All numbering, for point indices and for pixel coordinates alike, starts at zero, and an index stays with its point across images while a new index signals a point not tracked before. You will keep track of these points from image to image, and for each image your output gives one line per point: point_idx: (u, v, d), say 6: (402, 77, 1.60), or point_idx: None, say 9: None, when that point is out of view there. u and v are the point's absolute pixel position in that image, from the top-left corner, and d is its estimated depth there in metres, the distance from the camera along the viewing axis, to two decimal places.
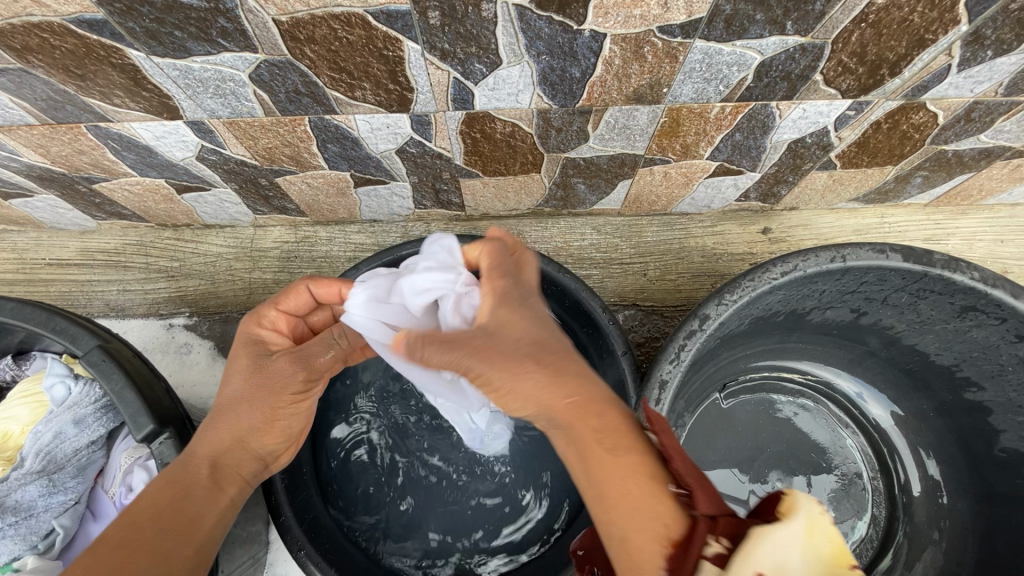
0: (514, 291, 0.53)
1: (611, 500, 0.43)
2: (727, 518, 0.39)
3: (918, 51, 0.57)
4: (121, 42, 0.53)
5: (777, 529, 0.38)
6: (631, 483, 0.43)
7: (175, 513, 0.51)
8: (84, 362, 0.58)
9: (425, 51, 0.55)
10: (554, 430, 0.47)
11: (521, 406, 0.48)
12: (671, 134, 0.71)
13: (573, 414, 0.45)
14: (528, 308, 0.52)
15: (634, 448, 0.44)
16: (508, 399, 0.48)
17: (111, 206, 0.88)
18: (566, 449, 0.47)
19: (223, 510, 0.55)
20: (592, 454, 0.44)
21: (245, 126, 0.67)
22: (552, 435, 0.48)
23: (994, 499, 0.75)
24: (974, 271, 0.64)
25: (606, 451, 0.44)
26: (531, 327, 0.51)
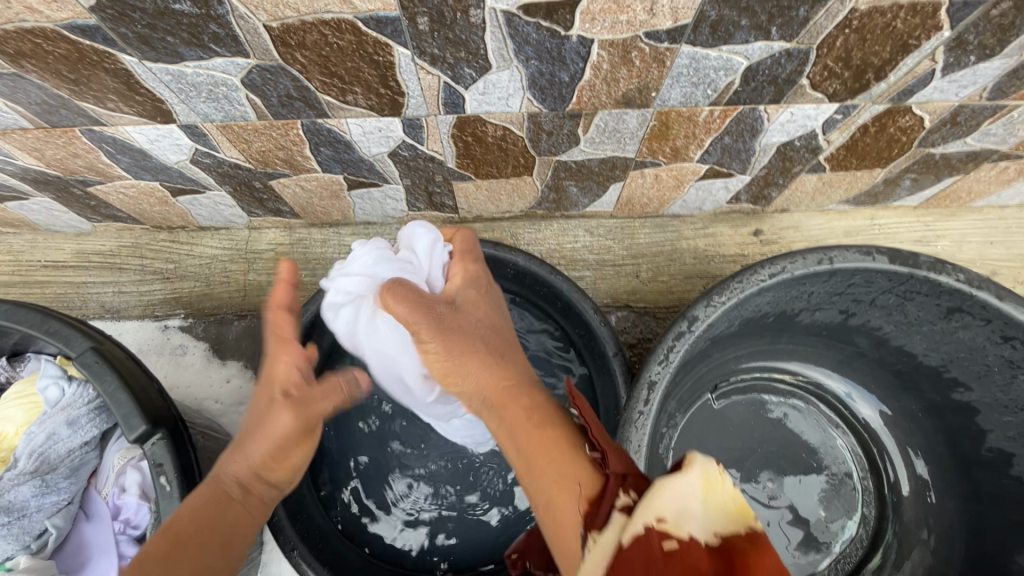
0: (482, 278, 0.68)
1: (535, 468, 0.47)
2: (635, 476, 0.42)
3: (902, 56, 0.58)
4: (114, 47, 0.54)
5: (674, 480, 0.38)
6: (553, 451, 0.47)
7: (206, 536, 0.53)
8: (78, 363, 0.58)
9: (415, 56, 0.56)
10: (489, 413, 0.56)
11: (466, 376, 0.58)
12: (661, 137, 0.72)
13: (507, 396, 0.55)
14: (489, 297, 0.67)
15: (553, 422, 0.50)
16: (457, 368, 0.58)
17: (106, 208, 0.89)
18: (501, 435, 0.54)
19: (248, 529, 0.57)
20: (521, 433, 0.51)
21: (238, 130, 0.68)
22: (487, 420, 0.56)
23: (981, 498, 0.76)
24: (959, 273, 0.65)
25: (532, 424, 0.51)
26: (488, 314, 0.65)
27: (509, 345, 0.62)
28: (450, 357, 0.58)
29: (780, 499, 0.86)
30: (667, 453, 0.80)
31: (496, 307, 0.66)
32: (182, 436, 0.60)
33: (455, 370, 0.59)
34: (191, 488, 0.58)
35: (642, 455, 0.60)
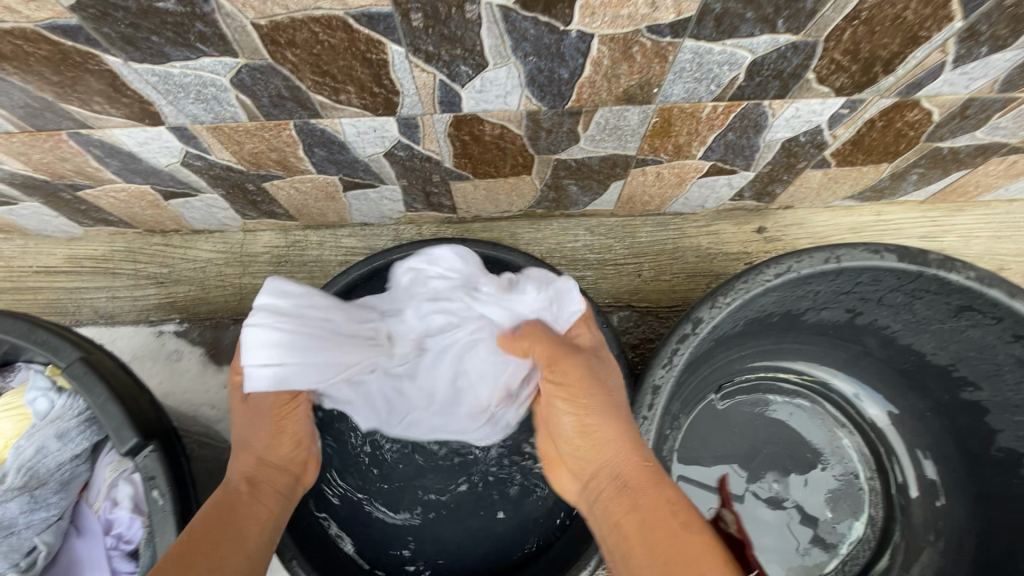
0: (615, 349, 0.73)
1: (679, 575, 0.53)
2: None
3: (912, 48, 0.56)
4: (98, 48, 0.52)
5: None
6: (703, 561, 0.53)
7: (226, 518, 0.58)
8: (67, 375, 0.57)
9: (409, 54, 0.54)
10: (623, 494, 0.61)
11: (608, 449, 0.63)
12: (663, 134, 0.70)
13: (646, 485, 0.60)
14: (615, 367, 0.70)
15: (698, 531, 0.56)
16: (597, 442, 0.64)
17: (96, 212, 0.87)
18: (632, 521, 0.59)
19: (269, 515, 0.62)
20: (659, 532, 0.57)
21: (229, 132, 0.66)
22: (617, 500, 0.61)
23: (990, 500, 0.75)
24: (969, 271, 0.64)
25: (677, 527, 0.56)
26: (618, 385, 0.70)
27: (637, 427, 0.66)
28: (603, 435, 0.64)
29: (787, 500, 0.85)
30: (671, 455, 0.79)
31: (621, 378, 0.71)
32: (175, 448, 0.59)
33: (597, 436, 0.64)
34: (185, 501, 0.57)
35: None
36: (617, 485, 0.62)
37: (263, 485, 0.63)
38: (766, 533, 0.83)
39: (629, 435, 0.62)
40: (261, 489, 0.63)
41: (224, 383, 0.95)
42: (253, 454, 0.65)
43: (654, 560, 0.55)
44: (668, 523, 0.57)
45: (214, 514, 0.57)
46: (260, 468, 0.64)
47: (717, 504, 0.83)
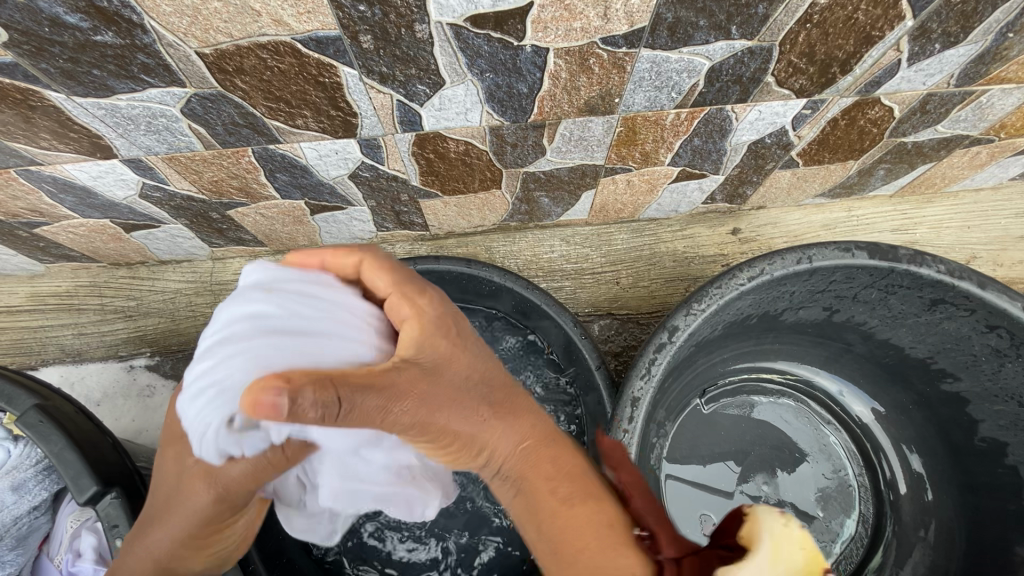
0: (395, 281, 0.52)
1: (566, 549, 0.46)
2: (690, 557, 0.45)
3: (867, 48, 0.57)
4: (37, 84, 0.50)
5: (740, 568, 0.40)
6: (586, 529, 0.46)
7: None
8: (20, 424, 0.54)
9: (362, 76, 0.53)
10: (504, 480, 0.52)
11: (468, 457, 0.51)
12: (628, 143, 0.70)
13: (525, 460, 0.50)
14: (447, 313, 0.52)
15: (570, 462, 0.51)
16: (460, 454, 0.51)
17: (57, 248, 0.85)
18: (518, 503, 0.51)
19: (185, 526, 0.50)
20: (543, 499, 0.49)
21: (186, 161, 0.64)
22: (503, 487, 0.53)
23: (977, 490, 0.74)
24: (939, 265, 0.64)
25: (555, 496, 0.48)
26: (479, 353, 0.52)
27: (518, 400, 0.53)
28: (465, 424, 0.49)
29: (779, 501, 0.85)
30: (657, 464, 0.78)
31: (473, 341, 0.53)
32: (139, 494, 0.57)
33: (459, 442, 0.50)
34: None
35: None
36: (502, 473, 0.52)
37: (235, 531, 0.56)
38: None
39: (486, 404, 0.50)
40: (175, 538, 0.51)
41: None
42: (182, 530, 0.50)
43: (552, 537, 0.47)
44: (565, 468, 0.50)
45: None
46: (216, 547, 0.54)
47: (709, 509, 0.82)
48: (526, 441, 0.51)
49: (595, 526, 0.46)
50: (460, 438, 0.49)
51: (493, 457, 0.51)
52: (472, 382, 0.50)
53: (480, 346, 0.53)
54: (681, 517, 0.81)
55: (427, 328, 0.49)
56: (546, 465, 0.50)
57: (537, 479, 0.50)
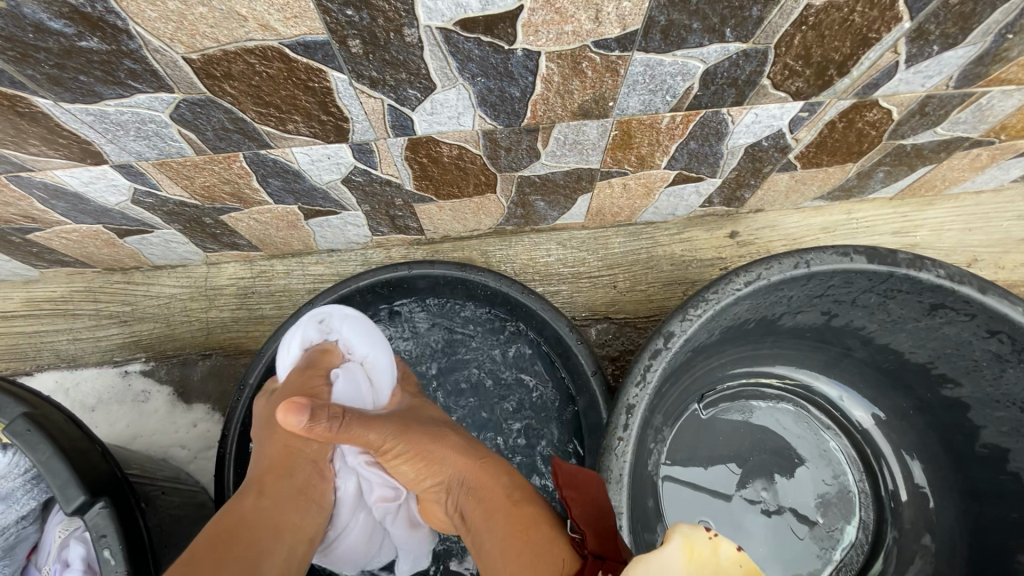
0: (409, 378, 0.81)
1: (512, 547, 0.55)
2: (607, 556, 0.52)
3: (864, 50, 0.56)
4: (24, 90, 0.50)
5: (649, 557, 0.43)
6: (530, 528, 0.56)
7: (242, 547, 0.52)
8: (8, 432, 0.54)
9: (353, 80, 0.52)
10: (463, 494, 0.63)
11: (442, 471, 0.65)
12: (624, 146, 0.69)
13: (482, 472, 0.63)
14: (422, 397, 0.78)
15: (518, 479, 0.63)
16: (434, 467, 0.65)
17: (50, 254, 0.84)
18: (472, 510, 0.61)
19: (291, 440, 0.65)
20: (496, 506, 0.59)
21: (177, 167, 0.64)
22: (461, 501, 0.63)
23: (980, 496, 0.74)
24: (939, 269, 0.63)
25: (509, 501, 0.60)
26: (442, 414, 0.74)
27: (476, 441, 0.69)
28: (440, 450, 0.65)
29: (778, 506, 0.83)
30: (655, 470, 0.77)
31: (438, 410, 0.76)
32: (127, 504, 0.57)
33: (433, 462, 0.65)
34: (139, 557, 0.55)
35: (626, 484, 0.57)
36: (463, 488, 0.63)
37: (319, 479, 0.67)
38: (754, 541, 0.81)
39: (454, 435, 0.68)
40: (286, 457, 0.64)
41: (194, 422, 0.92)
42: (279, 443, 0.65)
43: (501, 536, 0.57)
44: (518, 483, 0.62)
45: (215, 539, 0.52)
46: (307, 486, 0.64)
47: (705, 515, 0.81)
48: (485, 458, 0.65)
49: (541, 527, 0.56)
50: (434, 455, 0.65)
51: (457, 475, 0.64)
52: (449, 425, 0.70)
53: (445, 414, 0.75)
54: (677, 522, 0.80)
55: (413, 396, 0.77)
56: (503, 477, 0.62)
57: (492, 487, 0.61)
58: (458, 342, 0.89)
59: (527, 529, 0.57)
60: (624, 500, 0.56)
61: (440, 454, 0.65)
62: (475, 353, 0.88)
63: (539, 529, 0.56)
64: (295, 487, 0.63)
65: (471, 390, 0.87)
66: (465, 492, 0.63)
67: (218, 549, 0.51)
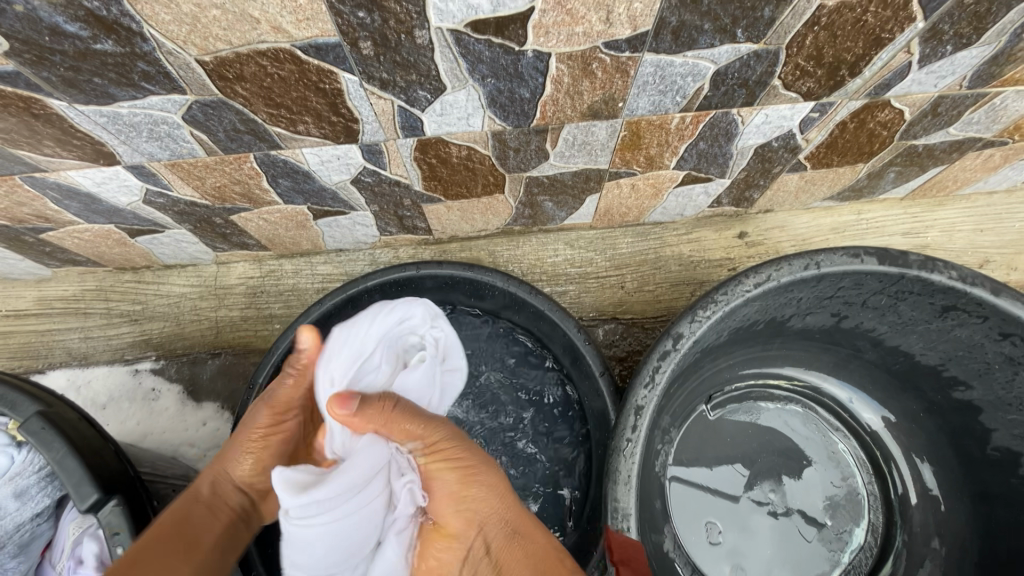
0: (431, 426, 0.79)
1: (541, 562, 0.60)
2: None
3: (876, 50, 0.56)
4: (39, 92, 0.50)
5: None
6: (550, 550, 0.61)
7: (186, 546, 0.59)
8: (23, 430, 0.55)
9: (363, 82, 0.53)
10: (500, 530, 0.63)
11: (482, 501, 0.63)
12: (633, 147, 0.69)
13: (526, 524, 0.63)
14: None
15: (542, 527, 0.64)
16: (473, 494, 0.63)
17: (63, 253, 0.85)
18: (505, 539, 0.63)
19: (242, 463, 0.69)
20: (525, 527, 0.63)
21: (188, 167, 0.64)
22: (491, 536, 0.63)
23: (991, 500, 0.73)
24: (951, 271, 0.63)
25: (526, 546, 0.62)
26: None
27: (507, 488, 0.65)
28: (487, 487, 0.64)
29: (786, 508, 0.83)
30: (663, 471, 0.77)
31: None
32: (140, 501, 0.57)
33: (477, 489, 0.64)
34: None
35: (634, 486, 0.57)
36: (507, 530, 0.63)
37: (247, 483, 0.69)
38: (762, 543, 0.81)
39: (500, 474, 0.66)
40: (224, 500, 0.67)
41: (204, 420, 0.92)
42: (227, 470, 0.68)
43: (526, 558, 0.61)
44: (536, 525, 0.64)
45: (160, 537, 0.57)
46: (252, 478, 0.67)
47: (714, 516, 0.81)
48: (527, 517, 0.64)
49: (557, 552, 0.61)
50: (478, 485, 0.64)
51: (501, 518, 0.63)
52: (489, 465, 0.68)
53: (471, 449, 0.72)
54: (685, 524, 0.80)
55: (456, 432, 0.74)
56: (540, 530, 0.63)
57: (533, 530, 0.63)
58: (467, 343, 0.89)
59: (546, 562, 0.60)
60: (632, 501, 0.56)
61: (482, 480, 0.64)
62: (483, 353, 0.88)
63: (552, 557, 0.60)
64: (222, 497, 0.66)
65: (480, 391, 0.87)
66: (503, 526, 0.63)
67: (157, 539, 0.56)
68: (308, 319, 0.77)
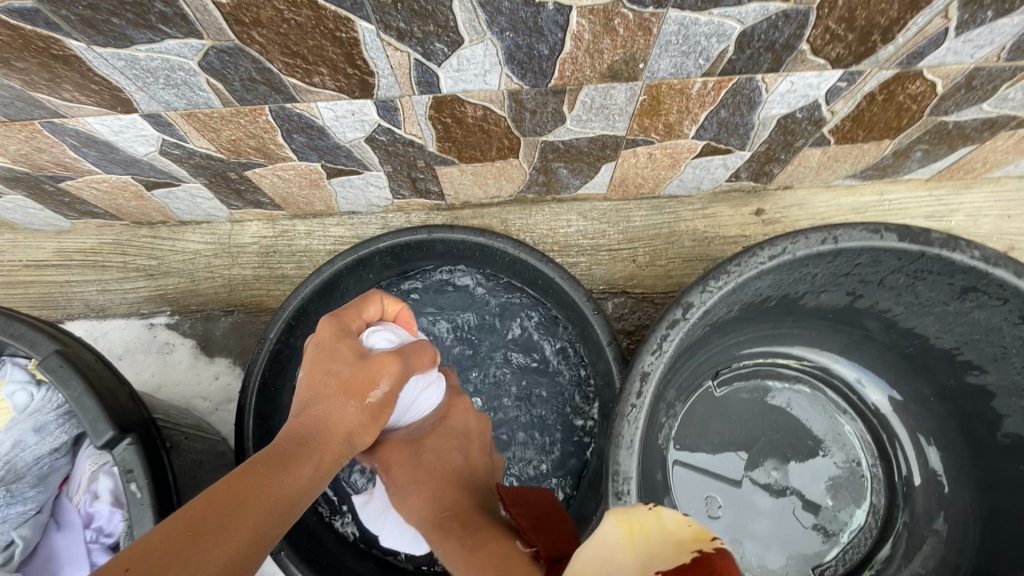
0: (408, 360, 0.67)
1: (471, 544, 0.60)
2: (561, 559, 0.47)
3: (912, 14, 0.53)
4: (59, 32, 0.50)
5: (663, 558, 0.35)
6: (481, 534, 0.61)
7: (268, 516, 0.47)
8: (42, 368, 0.56)
9: (380, 31, 0.52)
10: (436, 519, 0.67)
11: (415, 502, 0.71)
12: (652, 113, 0.68)
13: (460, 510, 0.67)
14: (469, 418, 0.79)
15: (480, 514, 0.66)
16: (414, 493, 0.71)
17: (81, 205, 0.87)
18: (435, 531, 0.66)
19: (339, 435, 0.58)
20: (465, 512, 0.67)
21: (204, 118, 0.64)
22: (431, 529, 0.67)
23: (997, 485, 0.72)
24: (974, 250, 0.61)
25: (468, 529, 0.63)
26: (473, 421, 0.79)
27: (461, 479, 0.72)
28: (430, 481, 0.72)
29: (788, 487, 0.83)
30: (665, 443, 0.78)
31: (465, 433, 0.77)
32: (153, 441, 0.59)
33: (420, 487, 0.71)
34: (164, 492, 0.57)
35: (636, 450, 0.57)
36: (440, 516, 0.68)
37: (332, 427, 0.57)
38: (762, 518, 0.81)
39: (443, 470, 0.73)
40: (310, 450, 0.55)
41: (216, 375, 0.94)
42: (328, 430, 0.57)
43: (462, 542, 0.61)
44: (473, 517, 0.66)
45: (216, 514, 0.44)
46: (378, 416, 0.61)
47: (714, 491, 0.81)
48: (456, 504, 0.68)
49: (477, 532, 0.62)
50: (416, 486, 0.72)
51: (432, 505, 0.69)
52: (454, 455, 0.74)
53: (464, 433, 0.77)
54: (686, 500, 0.81)
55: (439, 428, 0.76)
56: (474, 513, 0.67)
57: (468, 515, 0.66)
58: (476, 309, 0.90)
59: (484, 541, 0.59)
60: (633, 466, 0.57)
61: (432, 475, 0.72)
62: (491, 320, 0.89)
63: (485, 541, 0.59)
64: (309, 458, 0.54)
65: (488, 356, 0.89)
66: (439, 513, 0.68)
67: (220, 518, 0.44)
68: (319, 279, 0.78)
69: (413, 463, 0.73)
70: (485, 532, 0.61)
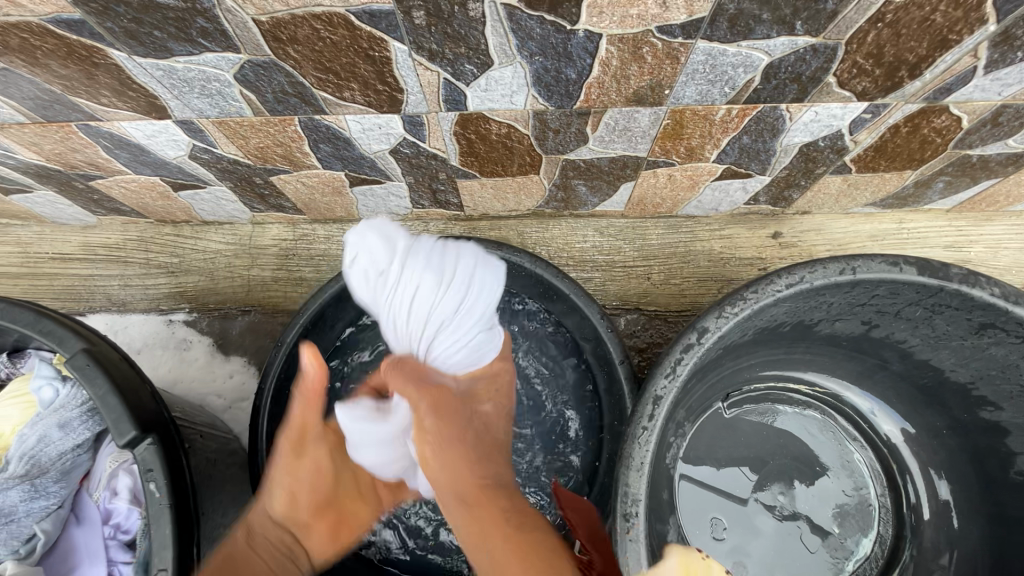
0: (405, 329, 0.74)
1: (505, 551, 0.63)
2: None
3: (941, 52, 0.53)
4: (102, 42, 0.52)
5: None
6: (521, 538, 0.64)
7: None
8: (70, 365, 0.58)
9: (412, 51, 0.53)
10: (462, 509, 0.70)
11: (441, 472, 0.74)
12: (674, 136, 0.68)
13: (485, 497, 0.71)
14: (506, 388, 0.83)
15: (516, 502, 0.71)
16: (433, 464, 0.74)
17: (109, 202, 0.89)
18: (467, 522, 0.70)
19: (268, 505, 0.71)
20: (488, 501, 0.70)
21: (234, 126, 0.66)
22: (458, 512, 0.71)
23: (1006, 522, 0.72)
24: (994, 287, 0.61)
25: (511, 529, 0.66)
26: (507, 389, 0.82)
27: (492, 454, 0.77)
28: (457, 457, 0.74)
29: (794, 511, 0.83)
30: (673, 462, 0.78)
31: (499, 406, 0.81)
32: (172, 442, 0.60)
33: (439, 455, 0.74)
34: (181, 493, 0.59)
35: (645, 473, 0.57)
36: (462, 497, 0.71)
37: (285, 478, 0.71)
38: (766, 543, 0.81)
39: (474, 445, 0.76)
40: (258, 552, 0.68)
41: (232, 373, 0.96)
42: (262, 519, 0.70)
43: (503, 541, 0.64)
44: (507, 510, 0.69)
45: None
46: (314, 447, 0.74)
47: (720, 513, 0.81)
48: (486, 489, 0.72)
49: (510, 523, 0.67)
50: (445, 454, 0.74)
51: (459, 483, 0.73)
52: (486, 435, 0.79)
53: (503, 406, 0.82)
54: (691, 520, 0.80)
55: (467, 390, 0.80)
56: (502, 500, 0.71)
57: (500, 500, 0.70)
58: None
59: (526, 549, 0.62)
60: (642, 489, 0.57)
61: (461, 449, 0.75)
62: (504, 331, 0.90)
63: (531, 546, 0.63)
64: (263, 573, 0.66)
65: None
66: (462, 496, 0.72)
67: None
68: (336, 285, 0.78)
69: (438, 427, 0.75)
70: (529, 530, 0.66)
